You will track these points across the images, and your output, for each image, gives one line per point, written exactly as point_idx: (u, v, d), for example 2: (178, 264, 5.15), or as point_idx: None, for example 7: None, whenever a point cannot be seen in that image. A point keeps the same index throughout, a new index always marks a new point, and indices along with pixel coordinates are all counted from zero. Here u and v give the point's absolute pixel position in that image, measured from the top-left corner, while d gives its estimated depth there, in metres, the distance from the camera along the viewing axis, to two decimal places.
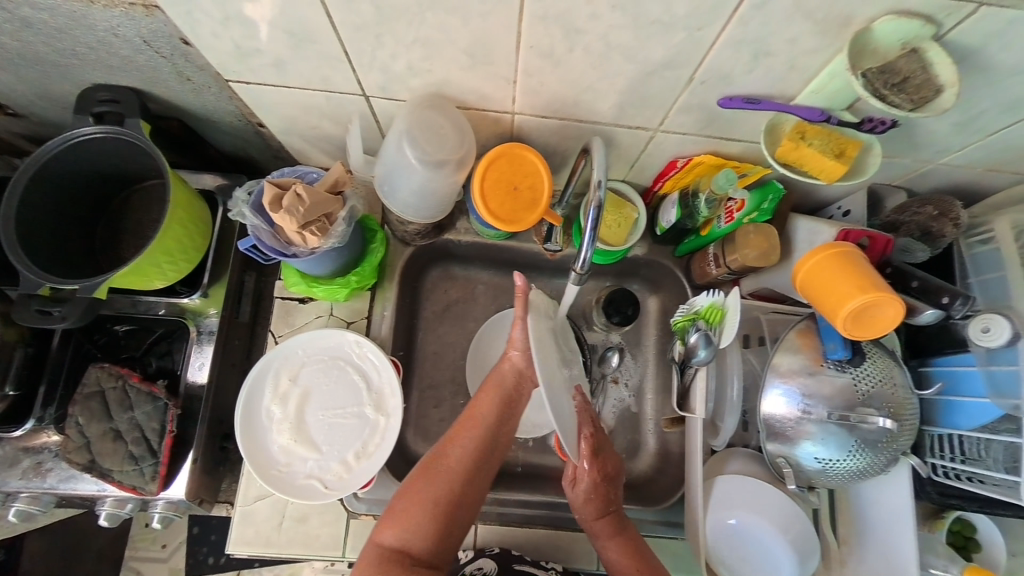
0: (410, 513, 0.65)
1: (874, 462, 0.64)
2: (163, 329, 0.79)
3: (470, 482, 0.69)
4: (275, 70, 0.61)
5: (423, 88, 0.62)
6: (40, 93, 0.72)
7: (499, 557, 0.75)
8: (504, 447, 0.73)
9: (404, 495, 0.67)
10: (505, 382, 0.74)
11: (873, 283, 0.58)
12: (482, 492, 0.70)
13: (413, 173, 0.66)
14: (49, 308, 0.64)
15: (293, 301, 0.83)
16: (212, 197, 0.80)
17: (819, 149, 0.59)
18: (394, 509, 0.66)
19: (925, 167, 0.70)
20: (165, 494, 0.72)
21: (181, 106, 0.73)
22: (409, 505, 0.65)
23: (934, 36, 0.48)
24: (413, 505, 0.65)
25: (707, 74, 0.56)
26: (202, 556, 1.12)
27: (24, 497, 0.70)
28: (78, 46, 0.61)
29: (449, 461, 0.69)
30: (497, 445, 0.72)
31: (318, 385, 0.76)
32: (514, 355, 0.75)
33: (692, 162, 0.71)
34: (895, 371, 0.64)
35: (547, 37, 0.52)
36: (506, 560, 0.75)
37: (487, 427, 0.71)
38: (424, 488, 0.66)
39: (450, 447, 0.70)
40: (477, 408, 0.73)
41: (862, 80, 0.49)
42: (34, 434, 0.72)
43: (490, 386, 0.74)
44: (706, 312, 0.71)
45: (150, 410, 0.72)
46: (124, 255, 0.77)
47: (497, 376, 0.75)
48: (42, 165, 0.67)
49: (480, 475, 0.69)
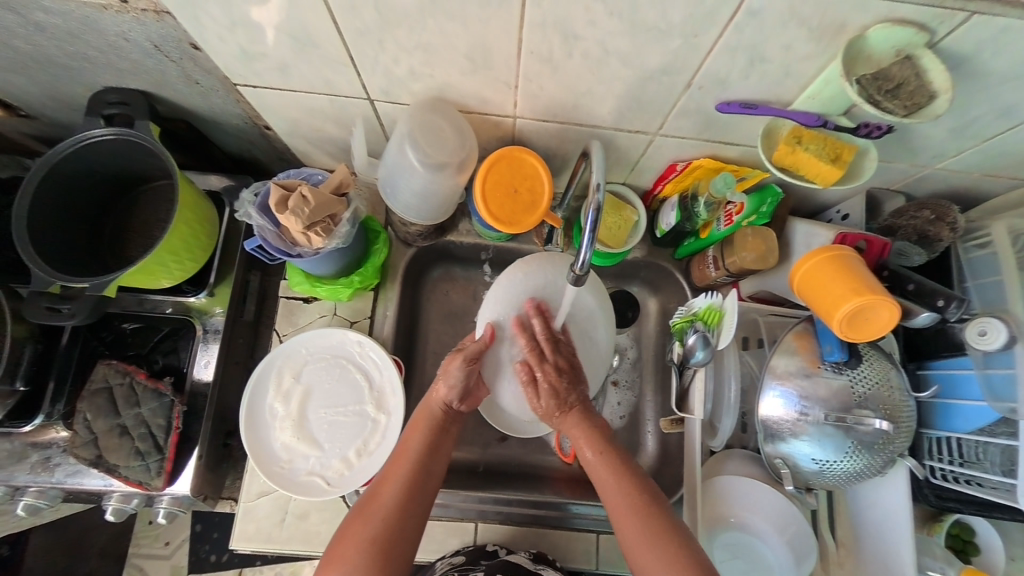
0: (346, 559, 0.57)
1: (871, 464, 0.64)
2: (170, 327, 0.80)
3: (409, 516, 0.62)
4: (280, 74, 0.62)
5: (425, 92, 0.63)
6: (52, 95, 0.74)
7: (470, 553, 0.76)
8: (437, 479, 0.67)
9: (337, 545, 0.59)
10: (432, 415, 0.70)
11: (868, 286, 0.59)
12: (420, 528, 0.62)
13: (415, 175, 0.67)
14: (59, 305, 0.66)
15: (297, 301, 0.84)
16: (219, 198, 0.82)
17: (814, 154, 0.60)
18: (331, 559, 0.58)
19: (922, 171, 0.70)
20: (170, 490, 0.73)
21: (189, 108, 0.75)
22: (341, 550, 0.58)
23: (927, 43, 0.49)
24: (348, 550, 0.58)
25: (703, 79, 0.56)
26: (204, 554, 1.12)
27: (32, 491, 0.72)
28: (91, 50, 0.63)
29: (381, 498, 0.62)
30: (433, 475, 0.66)
31: (319, 382, 0.78)
32: (442, 390, 0.70)
33: (691, 165, 0.72)
34: (892, 372, 0.64)
35: (546, 43, 0.53)
36: (476, 554, 0.76)
37: (414, 459, 0.66)
38: (356, 529, 0.59)
39: (381, 484, 0.64)
40: (406, 442, 0.68)
41: (856, 86, 0.50)
42: (43, 429, 0.73)
43: (418, 419, 0.70)
44: (705, 313, 0.72)
45: (156, 406, 0.74)
46: (132, 254, 0.79)
47: (425, 408, 0.71)
48: (53, 165, 0.69)
49: (413, 509, 0.62)
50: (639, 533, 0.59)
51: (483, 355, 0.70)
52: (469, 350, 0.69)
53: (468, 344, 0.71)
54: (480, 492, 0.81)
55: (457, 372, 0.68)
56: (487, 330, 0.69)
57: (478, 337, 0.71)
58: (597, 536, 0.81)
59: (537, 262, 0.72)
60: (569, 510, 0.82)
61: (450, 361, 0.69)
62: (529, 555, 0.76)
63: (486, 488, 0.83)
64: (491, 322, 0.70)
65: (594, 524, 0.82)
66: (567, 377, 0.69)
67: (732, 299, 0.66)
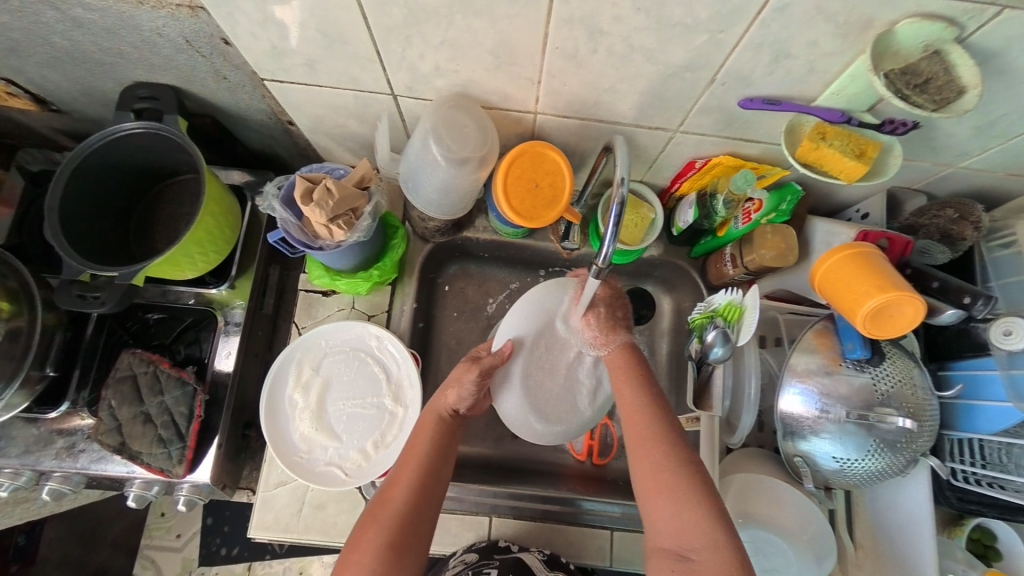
0: (360, 563, 0.55)
1: (893, 464, 0.63)
2: (192, 318, 0.81)
3: (416, 520, 0.60)
4: (307, 70, 0.63)
5: (448, 88, 0.64)
6: (84, 91, 0.76)
7: (483, 549, 0.77)
8: (444, 482, 0.65)
9: (349, 552, 0.57)
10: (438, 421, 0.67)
11: (893, 284, 0.58)
12: (428, 535, 0.61)
13: (436, 169, 0.68)
14: (89, 293, 0.67)
15: (316, 294, 0.85)
16: (241, 192, 0.84)
17: (838, 150, 0.60)
18: (345, 562, 0.56)
19: (945, 171, 0.70)
20: (191, 477, 0.74)
21: (215, 104, 0.76)
22: (355, 556, 0.56)
23: (956, 39, 0.49)
24: (362, 552, 0.56)
25: (727, 76, 0.57)
26: (214, 547, 1.14)
27: (56, 476, 0.73)
28: (125, 46, 0.65)
29: (392, 500, 0.60)
30: (439, 479, 0.64)
31: (338, 374, 0.78)
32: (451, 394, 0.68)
33: (710, 163, 0.72)
34: (914, 371, 0.64)
35: (571, 39, 0.54)
36: (488, 550, 0.76)
37: (422, 462, 0.63)
38: (367, 534, 0.57)
39: (391, 487, 0.62)
40: (412, 445, 0.65)
41: (884, 80, 0.50)
42: (68, 416, 0.74)
43: (424, 423, 0.67)
44: (724, 310, 0.70)
45: (179, 394, 0.75)
46: (157, 246, 0.80)
47: (430, 411, 0.69)
48: (85, 158, 0.70)
49: (424, 512, 0.61)
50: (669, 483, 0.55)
51: (495, 369, 0.67)
52: (485, 363, 0.66)
53: (484, 354, 0.69)
54: (496, 488, 0.81)
55: (471, 386, 0.66)
56: (506, 346, 0.67)
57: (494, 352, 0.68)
58: (612, 533, 0.81)
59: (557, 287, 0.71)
60: (581, 506, 0.82)
61: (461, 373, 0.67)
62: (542, 555, 0.76)
63: (500, 483, 0.83)
64: (507, 341, 0.67)
65: (608, 521, 0.82)
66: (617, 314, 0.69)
67: (753, 296, 0.65)
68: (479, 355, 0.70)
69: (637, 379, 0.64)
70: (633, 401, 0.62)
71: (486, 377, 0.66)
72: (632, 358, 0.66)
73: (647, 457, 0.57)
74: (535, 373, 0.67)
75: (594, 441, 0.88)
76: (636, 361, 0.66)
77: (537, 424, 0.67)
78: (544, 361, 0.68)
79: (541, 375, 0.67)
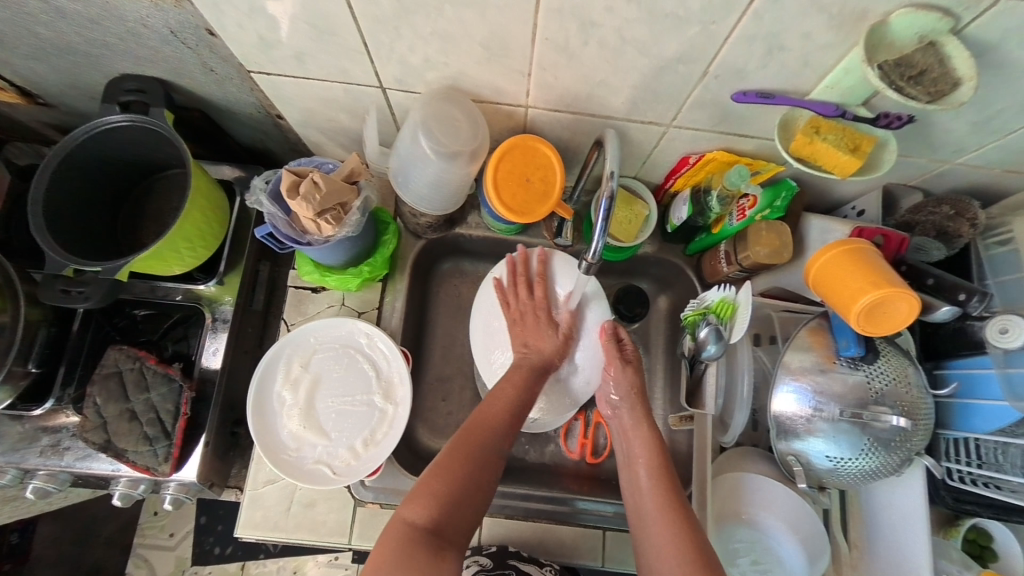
0: (435, 483, 0.60)
1: (887, 463, 0.62)
2: (180, 314, 0.81)
3: (494, 454, 0.64)
4: (296, 62, 0.62)
5: (438, 81, 0.63)
6: (72, 83, 0.75)
7: (496, 555, 0.77)
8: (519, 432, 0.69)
9: (432, 466, 0.62)
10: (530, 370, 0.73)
11: (887, 280, 0.57)
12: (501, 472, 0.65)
13: (427, 164, 0.67)
14: (73, 288, 0.66)
15: (306, 290, 0.84)
16: (231, 186, 0.83)
17: (833, 144, 0.59)
18: (422, 484, 0.60)
19: (942, 167, 0.69)
20: (178, 476, 0.73)
21: (204, 98, 0.75)
22: (432, 479, 0.60)
23: (952, 30, 0.48)
24: (439, 474, 0.61)
25: (720, 69, 0.56)
26: (208, 546, 1.13)
27: (42, 474, 0.72)
28: (110, 37, 0.64)
29: (487, 430, 0.65)
30: (519, 423, 0.68)
31: (328, 371, 0.77)
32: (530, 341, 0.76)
33: (704, 159, 0.72)
34: (909, 369, 0.63)
35: (562, 30, 0.53)
36: (501, 556, 0.77)
37: (505, 408, 0.68)
38: (453, 454, 0.62)
39: (483, 419, 0.66)
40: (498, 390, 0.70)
41: (878, 72, 0.49)
42: (54, 413, 0.73)
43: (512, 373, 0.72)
44: (717, 307, 0.69)
45: (165, 391, 0.74)
46: (144, 241, 0.79)
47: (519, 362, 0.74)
48: (69, 152, 0.69)
49: (499, 452, 0.65)
50: None
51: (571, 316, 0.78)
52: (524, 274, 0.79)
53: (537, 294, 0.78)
54: None
55: (546, 334, 0.76)
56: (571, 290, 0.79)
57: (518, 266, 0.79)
58: (605, 532, 0.80)
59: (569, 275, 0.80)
60: (576, 506, 0.81)
61: (537, 320, 0.77)
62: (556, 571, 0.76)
63: None
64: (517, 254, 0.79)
65: (601, 521, 0.81)
66: (637, 384, 0.72)
67: (746, 292, 0.64)
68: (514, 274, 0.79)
69: (656, 471, 0.64)
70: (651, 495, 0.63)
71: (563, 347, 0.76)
72: (645, 429, 0.68)
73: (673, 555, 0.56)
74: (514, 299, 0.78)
75: (586, 439, 0.86)
76: (661, 453, 0.66)
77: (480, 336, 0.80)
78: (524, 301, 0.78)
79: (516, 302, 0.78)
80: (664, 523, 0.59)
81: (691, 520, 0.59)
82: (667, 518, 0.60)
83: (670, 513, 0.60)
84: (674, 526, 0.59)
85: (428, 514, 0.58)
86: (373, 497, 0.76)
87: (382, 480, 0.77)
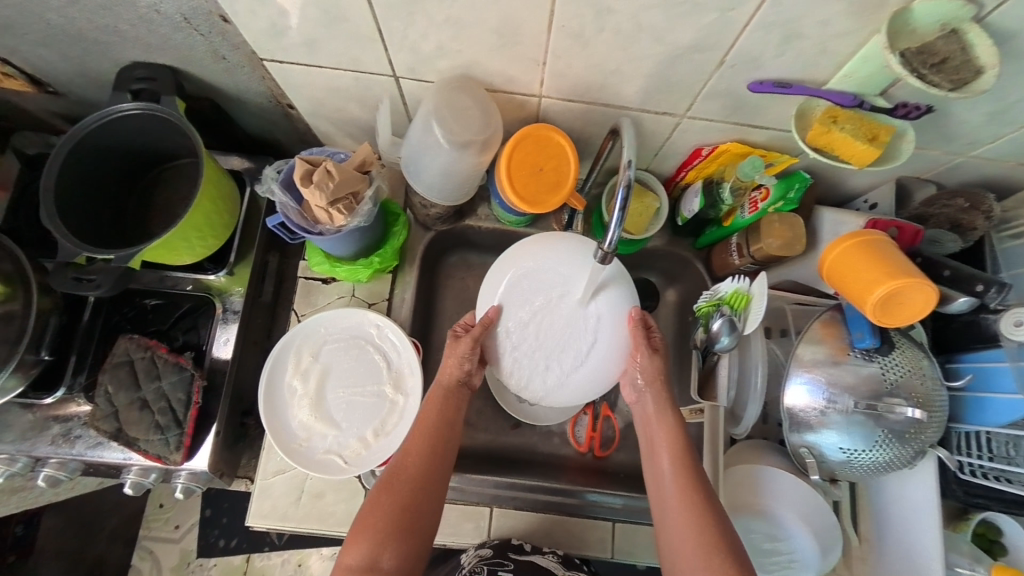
0: (367, 525, 0.61)
1: (900, 455, 0.62)
2: (190, 304, 0.81)
3: (430, 481, 0.65)
4: (306, 49, 0.62)
5: (451, 69, 0.63)
6: (80, 71, 0.75)
7: (496, 546, 0.75)
8: (454, 448, 0.69)
9: (367, 504, 0.64)
10: (448, 394, 0.71)
11: (904, 271, 0.57)
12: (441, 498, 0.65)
13: (438, 153, 0.67)
14: (85, 276, 0.66)
15: (316, 281, 0.84)
16: (240, 177, 0.83)
17: (849, 134, 0.58)
18: (356, 524, 0.62)
19: (956, 159, 0.69)
20: (188, 465, 0.73)
21: (214, 87, 0.75)
22: (366, 520, 0.61)
23: (973, 18, 0.48)
24: (372, 514, 0.62)
25: (736, 57, 0.55)
26: (213, 538, 1.13)
27: (53, 463, 0.72)
28: (121, 24, 0.63)
29: (411, 464, 0.65)
30: (449, 442, 0.68)
31: (338, 362, 0.77)
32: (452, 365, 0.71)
33: (717, 150, 0.71)
34: (924, 362, 0.63)
35: (577, 17, 0.52)
36: (502, 549, 0.75)
37: (432, 427, 0.68)
38: (381, 491, 0.64)
39: (404, 456, 0.66)
40: (422, 413, 0.70)
41: (900, 60, 0.49)
42: (64, 402, 0.73)
43: (433, 394, 0.71)
44: (730, 298, 0.69)
45: (176, 380, 0.73)
46: (153, 231, 0.79)
47: (440, 382, 0.72)
48: (79, 140, 0.69)
49: (435, 477, 0.65)
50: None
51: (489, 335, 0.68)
52: (476, 332, 0.68)
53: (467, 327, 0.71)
54: (499, 478, 0.81)
55: (464, 357, 0.69)
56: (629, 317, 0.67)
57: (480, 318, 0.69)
58: (614, 524, 0.80)
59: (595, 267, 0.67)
60: (586, 499, 0.81)
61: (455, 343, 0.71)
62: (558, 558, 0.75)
63: (502, 473, 0.82)
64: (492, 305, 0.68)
65: (611, 513, 0.81)
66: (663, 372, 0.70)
67: (761, 283, 0.63)
68: (466, 329, 0.72)
69: (677, 458, 0.65)
70: (671, 485, 0.63)
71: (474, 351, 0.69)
72: (669, 415, 0.68)
73: (693, 549, 0.58)
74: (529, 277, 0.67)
75: (595, 433, 0.86)
76: (684, 441, 0.66)
77: (488, 287, 0.70)
78: (536, 285, 0.67)
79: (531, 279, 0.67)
80: (687, 513, 0.60)
81: (714, 510, 0.60)
82: (687, 509, 0.60)
83: (693, 507, 0.60)
84: (698, 517, 0.60)
85: (365, 554, 0.59)
86: None
87: None
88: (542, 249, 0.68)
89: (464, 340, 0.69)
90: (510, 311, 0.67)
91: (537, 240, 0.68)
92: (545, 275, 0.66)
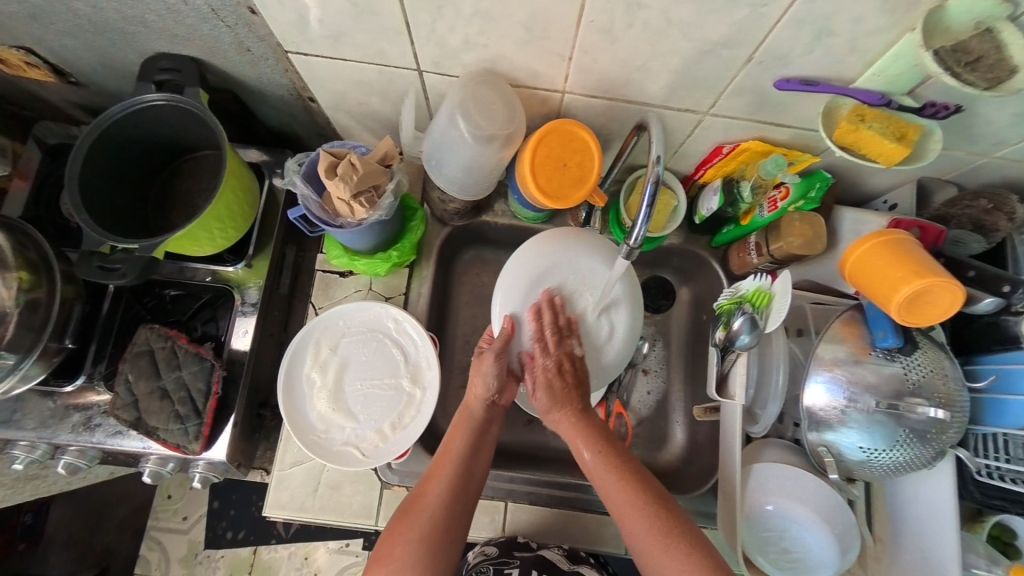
0: (390, 558, 0.62)
1: (919, 456, 0.62)
2: (209, 296, 0.81)
3: (455, 515, 0.66)
4: (333, 42, 0.62)
5: (476, 64, 0.63)
6: (104, 62, 0.75)
7: (502, 544, 0.77)
8: (478, 481, 0.70)
9: (386, 537, 0.64)
10: (473, 416, 0.73)
11: (929, 269, 0.57)
12: (462, 531, 0.66)
13: (463, 147, 0.67)
14: (109, 265, 0.66)
15: (333, 274, 0.85)
16: (259, 169, 0.83)
17: (877, 132, 0.58)
18: (379, 556, 0.62)
19: (978, 160, 0.68)
20: (207, 455, 0.73)
21: (236, 79, 0.75)
22: (389, 551, 0.62)
23: (1008, 17, 0.47)
24: (394, 547, 0.62)
25: (764, 54, 0.55)
26: (221, 530, 1.13)
27: (72, 450, 0.73)
28: (148, 14, 0.63)
29: (434, 498, 0.66)
30: (473, 477, 0.69)
31: (357, 354, 0.78)
32: (478, 388, 0.73)
33: (738, 148, 0.71)
34: (945, 362, 0.63)
35: (608, 12, 0.52)
36: (508, 546, 0.76)
37: (456, 461, 0.69)
38: (401, 524, 0.64)
39: (427, 488, 0.67)
40: (447, 445, 0.70)
41: (934, 58, 0.48)
42: (84, 390, 0.74)
43: (459, 424, 0.72)
44: (752, 295, 0.69)
45: (196, 370, 0.74)
46: (174, 222, 0.80)
47: (465, 414, 0.73)
48: (103, 130, 0.69)
49: (457, 510, 0.66)
50: (661, 554, 0.59)
51: (508, 346, 0.71)
52: (498, 346, 0.70)
53: (488, 343, 0.73)
54: (512, 472, 0.81)
55: (489, 372, 0.71)
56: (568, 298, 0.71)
57: (498, 330, 0.72)
58: None
59: (593, 249, 0.71)
60: (589, 493, 0.81)
61: (479, 359, 0.73)
62: (562, 551, 0.77)
63: (517, 468, 0.82)
64: (507, 315, 0.71)
65: None
66: (567, 372, 0.70)
67: (785, 280, 0.64)
68: (488, 343, 0.75)
69: (595, 450, 0.67)
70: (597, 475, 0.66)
71: (497, 365, 0.71)
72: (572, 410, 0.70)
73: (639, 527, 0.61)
74: (545, 276, 0.71)
75: None
76: (596, 431, 0.69)
77: (502, 297, 0.71)
78: (552, 283, 0.71)
79: (545, 277, 0.71)
80: (618, 493, 0.64)
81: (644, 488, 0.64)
82: (621, 487, 0.64)
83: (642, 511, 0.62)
84: (628, 492, 0.63)
85: None
86: (398, 480, 0.77)
87: (407, 464, 0.78)
88: (559, 243, 0.71)
89: (485, 355, 0.72)
90: (530, 318, 0.71)
91: (558, 234, 0.71)
92: (561, 280, 0.71)
